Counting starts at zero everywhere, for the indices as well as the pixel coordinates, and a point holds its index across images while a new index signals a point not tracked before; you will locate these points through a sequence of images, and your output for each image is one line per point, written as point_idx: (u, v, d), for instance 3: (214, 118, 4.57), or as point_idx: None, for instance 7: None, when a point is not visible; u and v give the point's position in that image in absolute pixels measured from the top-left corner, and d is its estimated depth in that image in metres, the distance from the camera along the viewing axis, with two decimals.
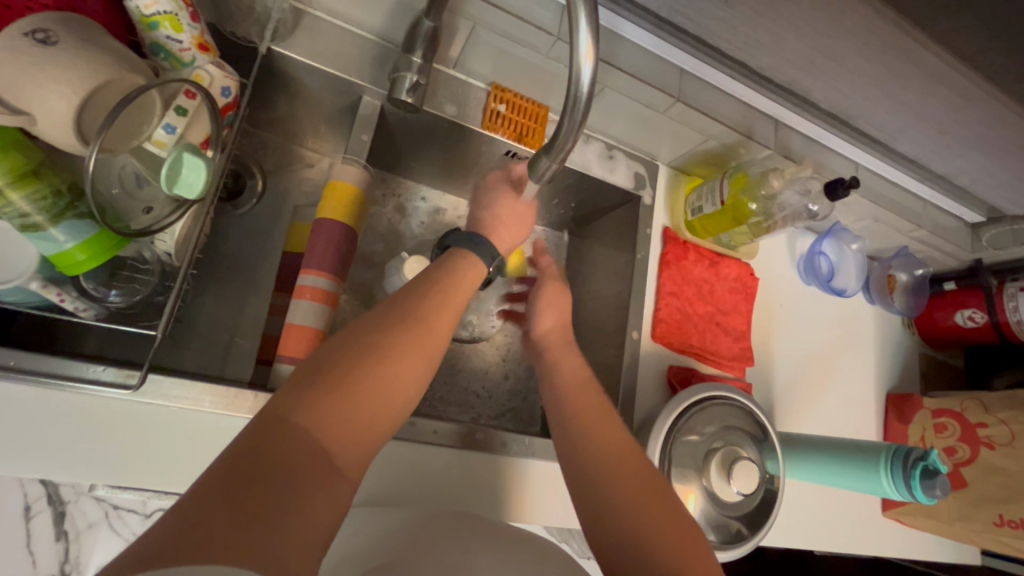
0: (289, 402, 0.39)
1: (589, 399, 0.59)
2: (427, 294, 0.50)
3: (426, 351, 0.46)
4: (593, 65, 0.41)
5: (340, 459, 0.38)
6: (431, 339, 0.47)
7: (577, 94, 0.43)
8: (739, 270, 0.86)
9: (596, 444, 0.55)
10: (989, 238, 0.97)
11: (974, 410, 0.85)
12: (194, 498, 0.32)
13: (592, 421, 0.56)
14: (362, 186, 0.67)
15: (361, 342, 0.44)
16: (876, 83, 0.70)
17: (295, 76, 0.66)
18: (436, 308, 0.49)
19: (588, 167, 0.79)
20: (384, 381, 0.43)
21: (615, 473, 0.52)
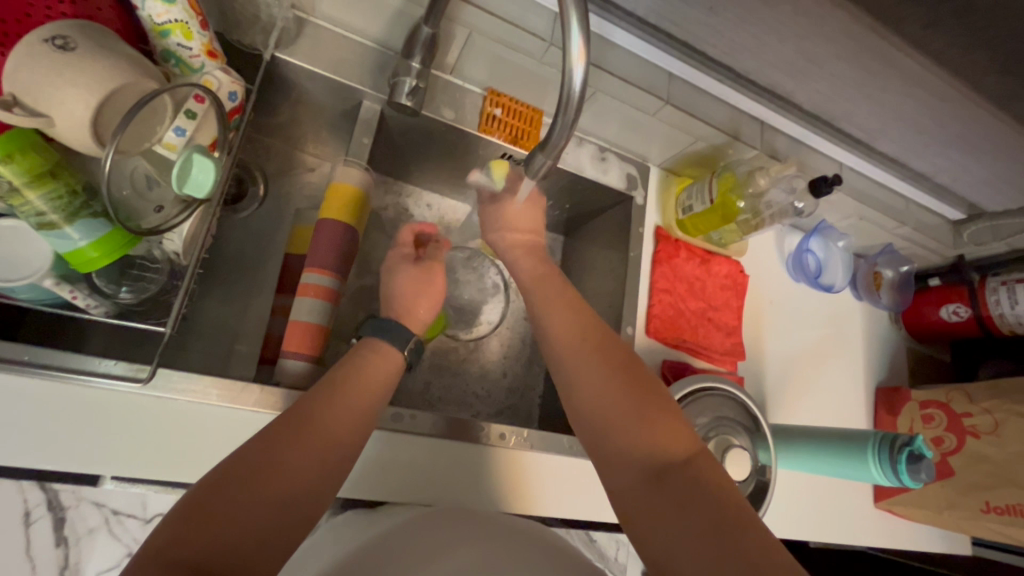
0: (159, 551, 0.37)
1: (566, 313, 0.61)
2: (323, 404, 0.49)
3: (322, 465, 0.46)
4: (584, 67, 0.43)
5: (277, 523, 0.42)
6: (325, 453, 0.46)
7: (570, 94, 0.45)
8: (730, 267, 0.88)
9: (574, 355, 0.58)
10: (970, 235, 0.98)
11: (959, 400, 0.88)
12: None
13: (563, 341, 0.59)
14: (364, 187, 0.69)
15: (247, 467, 0.42)
16: (856, 86, 0.72)
17: (298, 82, 0.69)
18: (352, 392, 0.51)
19: (581, 168, 0.81)
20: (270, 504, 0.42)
21: (589, 373, 0.56)
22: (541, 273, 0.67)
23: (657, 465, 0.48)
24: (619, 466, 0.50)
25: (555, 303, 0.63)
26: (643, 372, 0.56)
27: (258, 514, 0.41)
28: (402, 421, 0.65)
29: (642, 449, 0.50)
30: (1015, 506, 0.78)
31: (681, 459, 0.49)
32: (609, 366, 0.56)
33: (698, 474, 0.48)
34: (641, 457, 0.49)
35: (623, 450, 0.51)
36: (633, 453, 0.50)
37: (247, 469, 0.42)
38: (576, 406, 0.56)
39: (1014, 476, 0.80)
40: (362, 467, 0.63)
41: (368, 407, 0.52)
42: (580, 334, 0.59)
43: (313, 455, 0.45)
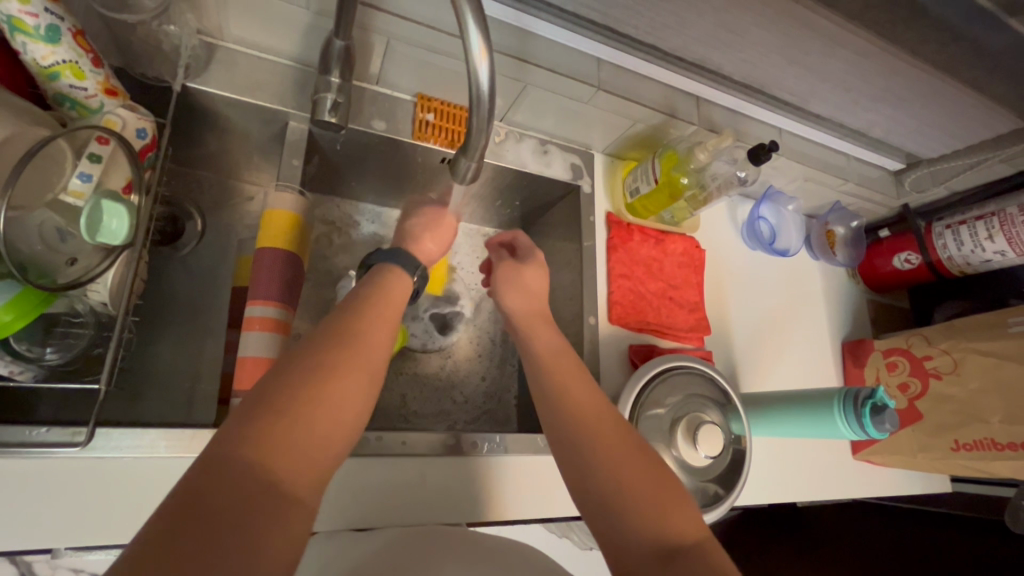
0: (235, 434, 0.38)
1: (586, 395, 0.58)
2: (353, 321, 0.49)
3: (367, 376, 0.46)
4: (488, 62, 0.42)
5: (320, 447, 0.41)
6: (375, 352, 0.48)
7: (480, 93, 0.44)
8: (685, 244, 0.89)
9: (595, 432, 0.54)
10: (912, 183, 1.00)
11: (919, 344, 0.89)
12: (183, 495, 0.34)
13: (572, 399, 0.58)
14: (300, 211, 0.67)
15: (301, 367, 0.44)
16: (780, 51, 0.71)
17: (218, 111, 0.66)
18: (373, 318, 0.50)
19: (524, 163, 0.81)
20: (333, 401, 0.43)
21: (614, 453, 0.53)
22: (554, 347, 0.64)
23: (671, 549, 0.46)
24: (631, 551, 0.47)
25: (574, 379, 0.60)
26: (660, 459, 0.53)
27: (306, 440, 0.40)
28: (364, 444, 0.64)
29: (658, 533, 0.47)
30: (983, 440, 0.80)
31: (695, 548, 0.46)
32: (621, 439, 0.54)
33: (711, 562, 0.45)
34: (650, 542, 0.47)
35: (633, 537, 0.47)
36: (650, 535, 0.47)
37: (312, 366, 0.44)
38: (584, 475, 0.53)
39: (979, 413, 0.81)
40: (333, 495, 0.61)
41: (396, 324, 0.52)
42: (592, 406, 0.57)
43: (357, 367, 0.45)
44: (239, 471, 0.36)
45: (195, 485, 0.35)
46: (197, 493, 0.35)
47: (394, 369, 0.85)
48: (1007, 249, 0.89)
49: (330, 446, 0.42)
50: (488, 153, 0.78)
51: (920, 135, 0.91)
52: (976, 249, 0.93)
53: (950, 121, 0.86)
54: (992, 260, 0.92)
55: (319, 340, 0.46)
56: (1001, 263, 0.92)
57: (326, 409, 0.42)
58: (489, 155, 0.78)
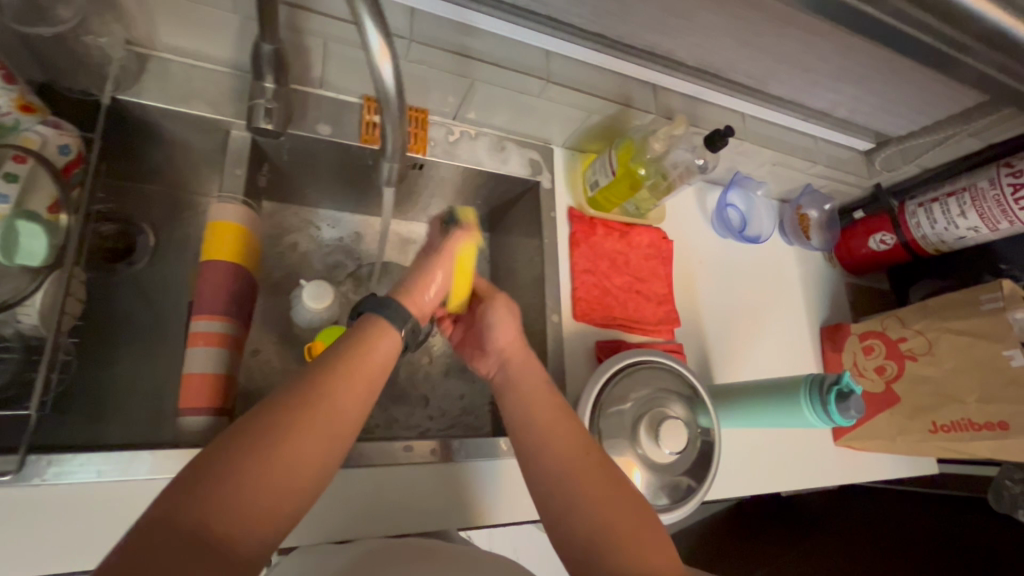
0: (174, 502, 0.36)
1: (570, 440, 0.54)
2: (313, 381, 0.45)
3: (325, 439, 0.43)
4: (390, 63, 0.44)
5: (264, 520, 0.39)
6: (341, 410, 0.45)
7: (387, 89, 0.46)
8: (652, 236, 0.87)
9: (579, 480, 0.51)
10: (882, 162, 0.98)
11: (893, 326, 0.88)
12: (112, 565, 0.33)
13: (559, 436, 0.55)
14: (244, 221, 0.65)
15: (254, 430, 0.41)
16: (732, 35, 0.68)
17: (156, 124, 0.65)
18: (346, 371, 0.47)
19: (479, 161, 0.79)
20: (284, 470, 0.40)
21: (600, 504, 0.49)
22: (540, 384, 0.60)
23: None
24: None
25: (558, 423, 0.56)
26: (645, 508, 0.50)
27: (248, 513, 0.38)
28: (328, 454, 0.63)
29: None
30: (961, 421, 0.78)
31: None
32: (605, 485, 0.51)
33: None
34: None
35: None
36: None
37: (267, 433, 0.41)
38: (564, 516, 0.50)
39: (956, 393, 0.79)
40: None
41: (369, 379, 0.49)
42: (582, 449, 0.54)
43: (315, 432, 0.43)
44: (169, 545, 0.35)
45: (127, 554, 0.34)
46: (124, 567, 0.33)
47: None
48: (981, 225, 0.88)
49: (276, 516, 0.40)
50: (442, 153, 0.76)
51: (886, 113, 0.89)
52: (949, 226, 0.91)
53: (915, 98, 0.84)
54: (966, 236, 0.91)
55: (272, 404, 0.43)
56: (975, 239, 0.91)
57: (276, 482, 0.40)
58: (442, 154, 0.76)
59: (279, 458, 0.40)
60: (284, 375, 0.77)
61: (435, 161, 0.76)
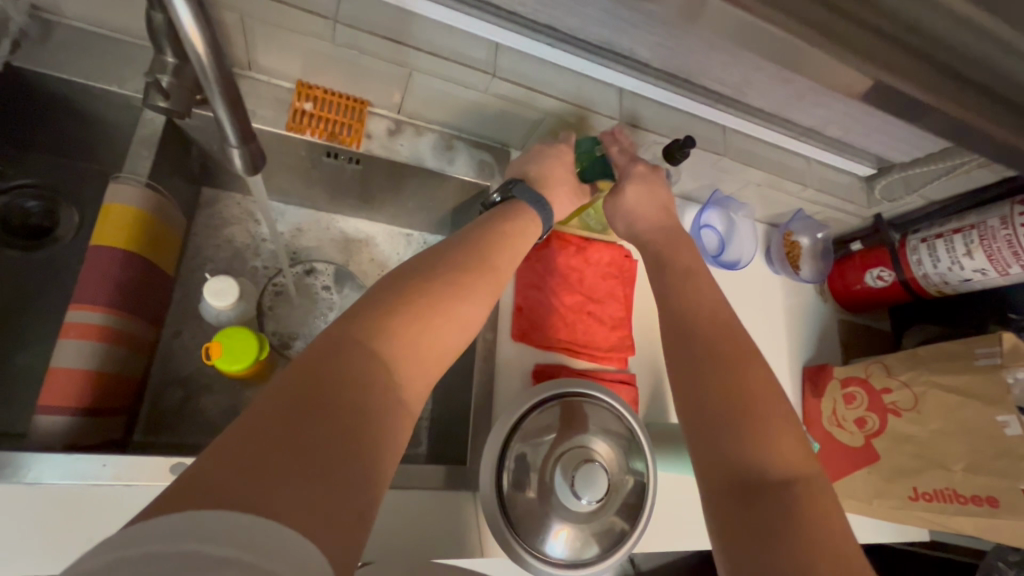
0: (366, 313, 0.41)
1: (717, 320, 0.57)
2: (474, 259, 0.51)
3: (489, 296, 0.49)
4: (204, 47, 0.39)
5: (433, 351, 0.43)
6: (494, 277, 0.51)
7: (206, 67, 0.41)
8: (612, 253, 0.80)
9: (716, 360, 0.53)
10: (882, 189, 0.89)
11: (877, 374, 0.78)
12: (317, 350, 0.37)
13: (704, 315, 0.57)
14: (143, 204, 0.60)
15: (433, 275, 0.47)
16: (694, 37, 0.61)
17: (60, 95, 0.60)
18: (498, 249, 0.54)
19: (422, 158, 0.73)
20: (454, 311, 0.46)
21: (741, 388, 0.51)
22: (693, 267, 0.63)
23: (761, 483, 0.46)
24: (723, 467, 0.48)
25: (704, 304, 0.59)
26: (786, 404, 0.51)
27: (423, 333, 0.43)
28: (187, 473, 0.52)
29: (758, 466, 0.47)
30: (945, 491, 0.68)
31: (793, 486, 0.45)
32: (742, 369, 0.52)
33: (811, 502, 0.44)
34: (737, 469, 0.47)
35: (732, 458, 0.48)
36: (743, 466, 0.47)
37: (441, 276, 0.47)
38: (700, 391, 0.52)
39: (941, 458, 0.70)
40: None
41: (516, 258, 0.56)
42: (729, 332, 0.56)
43: (480, 288, 0.49)
44: (363, 339, 0.39)
45: (332, 344, 0.38)
46: (331, 350, 0.37)
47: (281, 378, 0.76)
48: (988, 268, 0.77)
49: (445, 349, 0.44)
50: (381, 148, 0.71)
51: (887, 136, 0.79)
52: (953, 266, 0.81)
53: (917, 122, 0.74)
54: (972, 280, 0.80)
55: (445, 258, 0.49)
56: (983, 283, 0.80)
57: (452, 316, 0.45)
58: (379, 149, 0.71)
59: (451, 299, 0.46)
60: (197, 372, 0.71)
61: (375, 156, 0.71)
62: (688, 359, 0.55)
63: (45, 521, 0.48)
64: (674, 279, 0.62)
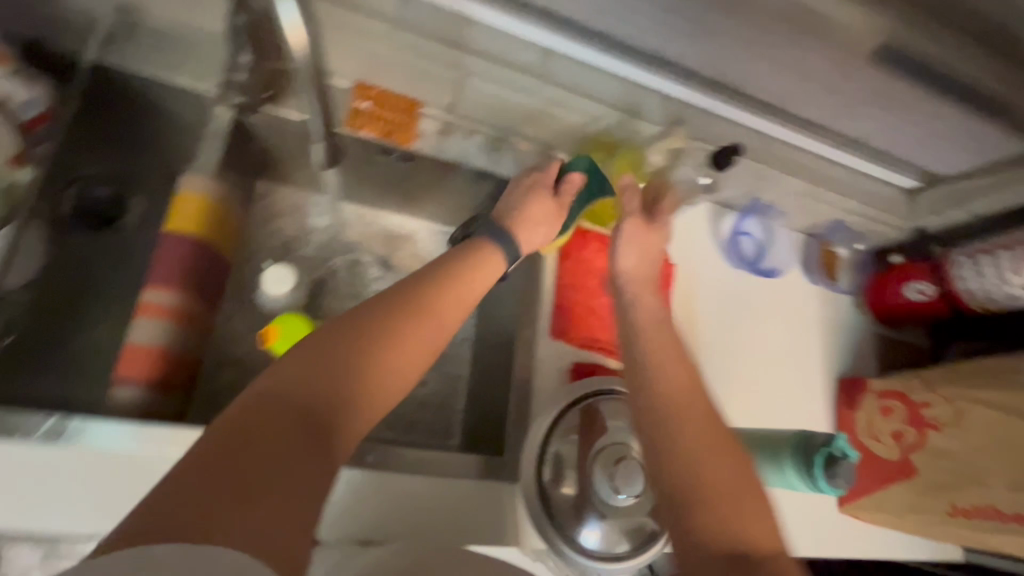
0: (279, 380, 0.40)
1: (682, 380, 0.58)
2: (409, 308, 0.48)
3: (421, 346, 0.47)
4: (304, 43, 0.45)
5: (355, 413, 0.42)
6: (432, 324, 0.48)
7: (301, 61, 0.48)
8: (651, 257, 0.81)
9: (685, 426, 0.54)
10: (927, 203, 0.88)
11: (916, 388, 0.79)
12: (224, 427, 0.36)
13: (671, 376, 0.58)
14: (213, 194, 0.63)
15: (358, 330, 0.44)
16: (743, 43, 0.62)
17: (140, 89, 0.64)
18: (440, 291, 0.51)
19: (468, 157, 0.75)
20: (377, 369, 0.44)
21: (710, 457, 0.52)
22: (658, 320, 0.64)
23: (739, 557, 0.45)
24: (698, 552, 0.47)
25: (674, 366, 0.59)
26: (752, 474, 0.52)
27: (341, 393, 0.41)
28: None
29: (730, 539, 0.47)
30: (983, 507, 0.70)
31: (767, 562, 0.45)
32: (706, 434, 0.53)
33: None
34: (708, 549, 0.47)
35: (708, 537, 0.47)
36: (715, 540, 0.47)
37: (365, 330, 0.45)
38: (671, 457, 0.53)
39: (980, 474, 0.71)
40: None
41: (466, 303, 0.53)
42: (691, 395, 0.56)
43: (409, 341, 0.46)
44: (273, 409, 0.38)
45: (242, 417, 0.37)
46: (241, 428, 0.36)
47: None
48: None
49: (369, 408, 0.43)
50: (430, 146, 0.73)
51: (933, 148, 0.79)
52: (1000, 282, 0.80)
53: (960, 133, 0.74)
54: (1019, 297, 0.80)
55: (376, 306, 0.47)
56: None
57: (375, 376, 0.43)
58: (429, 148, 0.73)
59: (373, 356, 0.44)
60: (247, 355, 0.74)
61: (423, 154, 0.73)
62: (659, 427, 0.55)
63: (121, 484, 0.52)
64: (641, 332, 0.62)
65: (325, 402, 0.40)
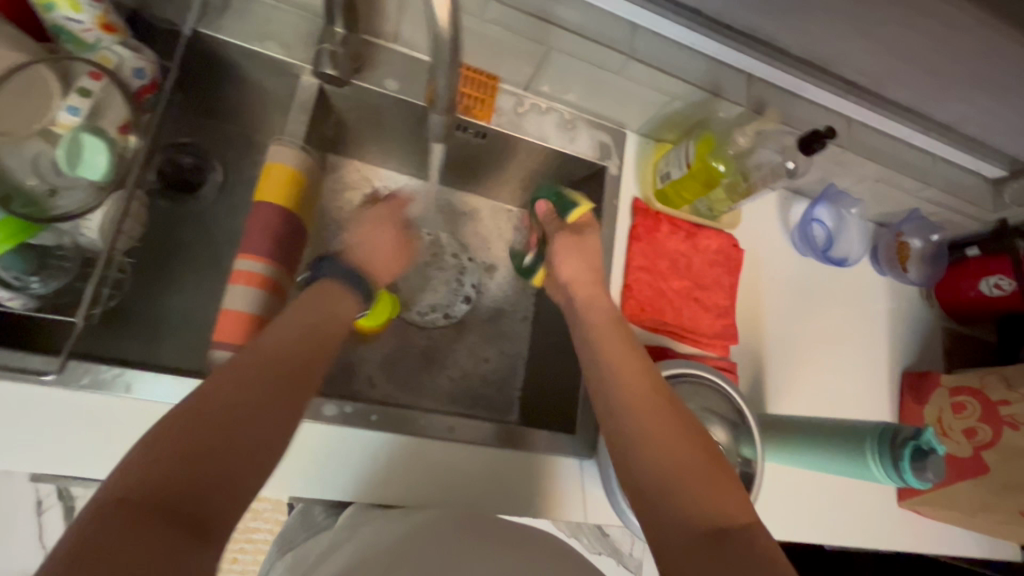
0: (136, 472, 0.36)
1: (635, 370, 0.57)
2: (263, 365, 0.46)
3: (292, 404, 0.45)
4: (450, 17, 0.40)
5: (235, 480, 0.39)
6: (301, 379, 0.47)
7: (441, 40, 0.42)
8: (721, 241, 0.79)
9: (641, 418, 0.53)
10: (1012, 195, 0.84)
11: (994, 386, 0.77)
12: (84, 535, 0.32)
13: (621, 369, 0.57)
14: (301, 167, 0.64)
15: (225, 399, 0.42)
16: (848, 22, 0.60)
17: (230, 60, 0.65)
18: (294, 346, 0.49)
19: (544, 137, 0.74)
20: (250, 434, 0.41)
21: (655, 430, 0.52)
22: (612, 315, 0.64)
23: (711, 531, 0.44)
24: (677, 525, 0.46)
25: (623, 352, 0.59)
26: (706, 439, 0.52)
27: (215, 461, 0.39)
28: (336, 412, 0.60)
29: (702, 513, 0.46)
30: None
31: (740, 528, 0.44)
32: (669, 417, 0.53)
33: (758, 541, 0.44)
34: (690, 522, 0.46)
35: (678, 510, 0.47)
36: (685, 517, 0.46)
37: (232, 395, 0.42)
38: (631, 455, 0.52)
39: None
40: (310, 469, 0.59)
41: (320, 352, 0.51)
42: (643, 385, 0.56)
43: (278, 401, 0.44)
44: (137, 505, 0.34)
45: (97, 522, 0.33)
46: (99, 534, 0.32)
47: (390, 338, 0.80)
48: None
49: (247, 474, 0.40)
50: (507, 124, 0.72)
51: None
52: None
53: None
54: None
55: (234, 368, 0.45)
56: None
57: (247, 442, 0.41)
58: (507, 125, 0.72)
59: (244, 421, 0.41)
60: None
61: (500, 131, 0.72)
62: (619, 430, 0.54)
63: None
64: (597, 330, 0.62)
65: (197, 480, 0.37)
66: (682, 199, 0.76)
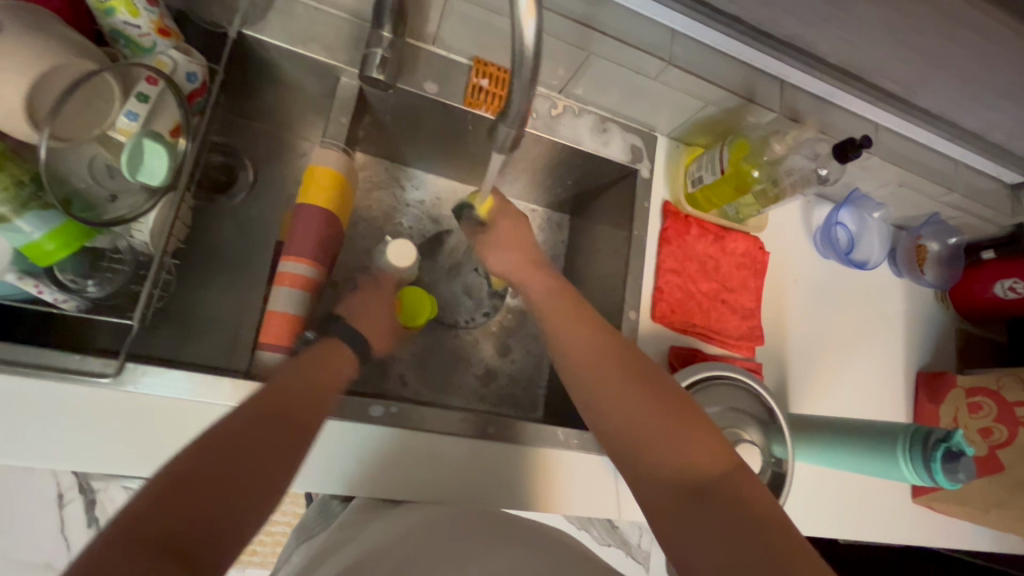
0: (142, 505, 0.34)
1: (589, 341, 0.57)
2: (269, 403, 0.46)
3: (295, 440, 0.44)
4: (536, 21, 0.41)
5: (240, 501, 0.38)
6: (305, 418, 0.47)
7: (523, 52, 0.43)
8: (748, 244, 0.81)
9: (606, 395, 0.53)
10: None
11: (1011, 387, 0.80)
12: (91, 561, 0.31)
13: (579, 345, 0.57)
14: (343, 169, 0.65)
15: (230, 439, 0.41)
16: (888, 29, 0.63)
17: (273, 61, 0.65)
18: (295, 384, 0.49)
19: (579, 140, 0.75)
20: (255, 463, 0.40)
21: (619, 399, 0.52)
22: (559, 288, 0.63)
23: (694, 484, 0.45)
24: (656, 487, 0.47)
25: (578, 331, 0.58)
26: (671, 392, 0.52)
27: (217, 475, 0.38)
28: (381, 412, 0.61)
29: (681, 465, 0.46)
30: None
31: (718, 475, 0.45)
32: (631, 387, 0.52)
33: (738, 485, 0.45)
34: (670, 482, 0.46)
35: (660, 473, 0.47)
36: (664, 475, 0.47)
37: (237, 435, 0.41)
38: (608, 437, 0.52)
39: None
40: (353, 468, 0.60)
41: (323, 393, 0.51)
42: (597, 358, 0.55)
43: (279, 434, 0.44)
44: (144, 531, 0.33)
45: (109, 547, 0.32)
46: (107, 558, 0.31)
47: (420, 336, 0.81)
48: None
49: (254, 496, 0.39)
50: (543, 126, 0.73)
51: None
52: None
53: None
54: None
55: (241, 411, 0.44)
56: None
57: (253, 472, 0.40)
58: (542, 127, 0.73)
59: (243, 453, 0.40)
60: None
61: (536, 133, 0.73)
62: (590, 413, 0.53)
63: None
64: (547, 310, 0.61)
65: (205, 495, 0.36)
66: (711, 203, 0.78)
